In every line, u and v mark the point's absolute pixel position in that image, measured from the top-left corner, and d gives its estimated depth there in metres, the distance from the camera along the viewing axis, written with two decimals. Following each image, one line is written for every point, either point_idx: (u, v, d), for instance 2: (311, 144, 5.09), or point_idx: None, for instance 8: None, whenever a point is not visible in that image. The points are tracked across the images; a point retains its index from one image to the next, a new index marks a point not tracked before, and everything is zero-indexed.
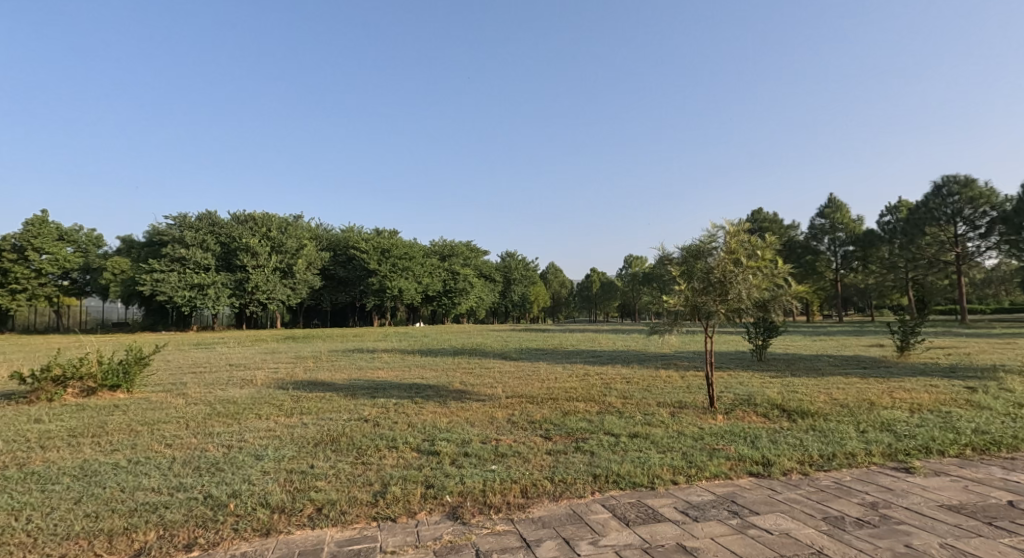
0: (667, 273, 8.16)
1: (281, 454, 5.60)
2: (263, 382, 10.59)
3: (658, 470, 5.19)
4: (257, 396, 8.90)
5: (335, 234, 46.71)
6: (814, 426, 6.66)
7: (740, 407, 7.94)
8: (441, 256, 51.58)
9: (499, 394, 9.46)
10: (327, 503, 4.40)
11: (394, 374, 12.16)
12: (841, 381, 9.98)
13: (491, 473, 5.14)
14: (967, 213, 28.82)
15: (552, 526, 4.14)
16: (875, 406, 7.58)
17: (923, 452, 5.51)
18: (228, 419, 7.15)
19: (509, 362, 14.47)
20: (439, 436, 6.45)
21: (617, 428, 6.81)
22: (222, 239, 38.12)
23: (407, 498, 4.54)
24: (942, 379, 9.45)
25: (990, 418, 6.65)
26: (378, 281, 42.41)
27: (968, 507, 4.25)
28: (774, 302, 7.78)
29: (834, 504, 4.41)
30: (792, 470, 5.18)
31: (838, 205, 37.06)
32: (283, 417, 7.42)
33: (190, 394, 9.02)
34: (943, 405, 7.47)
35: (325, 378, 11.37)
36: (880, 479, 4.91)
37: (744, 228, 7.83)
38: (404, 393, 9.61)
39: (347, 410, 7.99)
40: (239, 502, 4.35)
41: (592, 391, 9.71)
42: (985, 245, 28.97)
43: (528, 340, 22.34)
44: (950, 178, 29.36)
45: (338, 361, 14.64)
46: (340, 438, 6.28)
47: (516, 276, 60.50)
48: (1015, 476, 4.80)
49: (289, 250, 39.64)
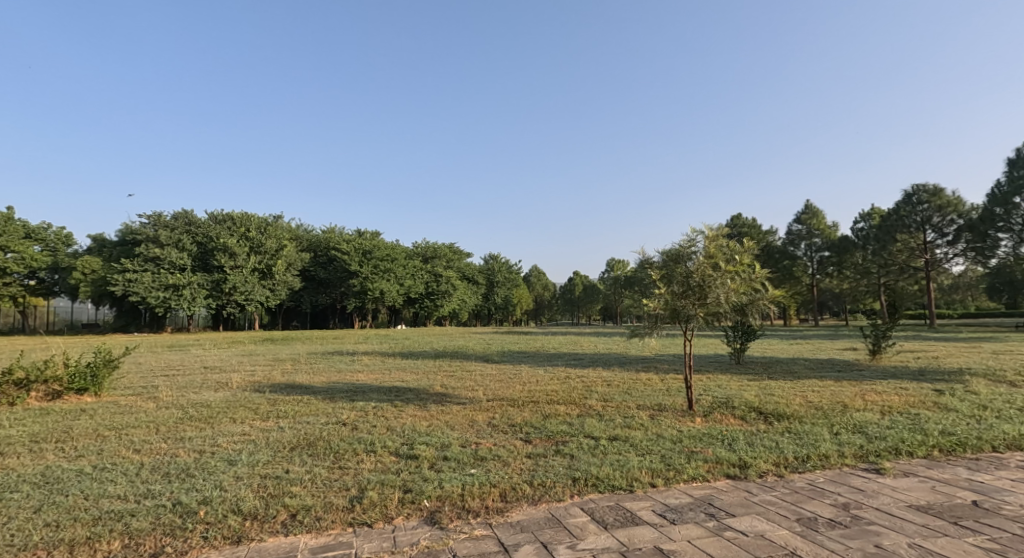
0: (648, 277, 8.21)
1: (255, 459, 5.51)
2: (238, 384, 10.41)
3: (636, 472, 5.22)
4: (231, 399, 8.74)
5: (316, 235, 46.29)
6: (789, 429, 6.74)
7: (718, 411, 7.98)
8: (424, 258, 51.41)
9: (479, 397, 9.41)
10: (301, 509, 4.34)
11: (373, 377, 12.01)
12: (816, 385, 10.10)
13: (470, 477, 5.11)
14: (935, 221, 29.63)
15: (530, 530, 4.13)
16: (848, 408, 7.71)
17: (893, 453, 5.62)
18: (200, 424, 7.01)
19: (489, 365, 14.44)
20: (418, 439, 6.41)
21: (597, 431, 6.83)
22: (198, 239, 37.52)
23: (384, 503, 4.49)
24: (912, 382, 9.62)
25: (957, 420, 6.80)
26: (360, 283, 42.13)
27: (936, 507, 4.34)
28: (752, 305, 7.88)
29: (808, 506, 4.47)
30: (768, 472, 5.25)
31: (814, 211, 37.68)
32: (258, 421, 7.29)
33: (160, 398, 8.81)
34: (913, 408, 7.62)
35: (303, 381, 11.20)
36: (852, 480, 4.99)
37: (723, 233, 7.91)
38: (383, 396, 9.50)
39: (324, 413, 7.88)
40: (209, 509, 4.27)
41: (572, 394, 9.67)
42: (954, 252, 29.62)
43: (510, 342, 22.33)
44: (919, 187, 29.98)
45: (317, 364, 14.46)
46: (317, 443, 6.20)
47: (499, 279, 60.66)
48: (980, 477, 4.91)
49: (268, 250, 39.19)
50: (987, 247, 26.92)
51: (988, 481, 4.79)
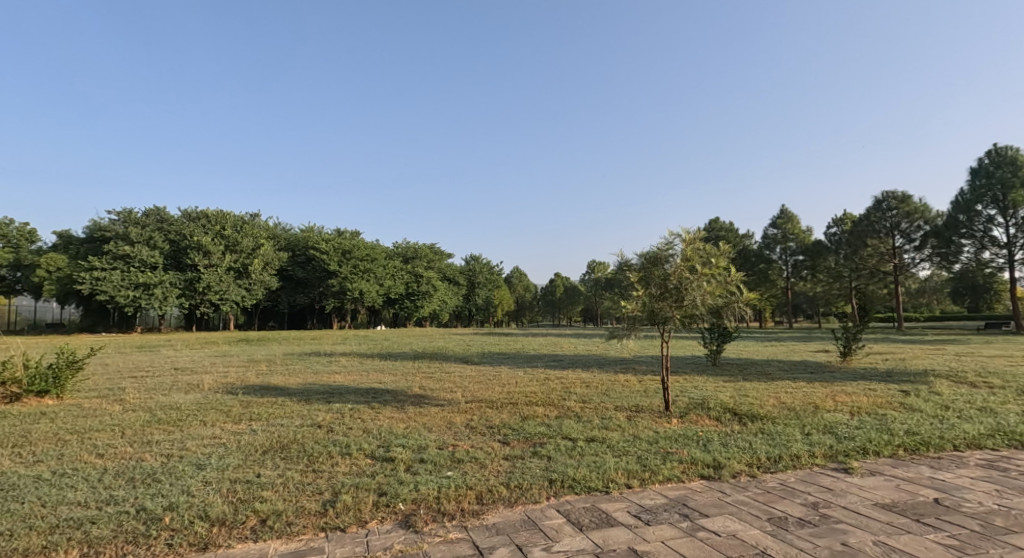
0: (626, 279, 8.25)
1: (225, 462, 5.42)
2: (210, 386, 10.23)
3: (612, 474, 5.23)
4: (202, 401, 8.56)
5: (294, 234, 45.73)
6: (762, 430, 6.84)
7: (694, 411, 8.09)
8: (405, 258, 51.26)
9: (458, 399, 9.40)
10: (272, 514, 4.26)
11: (350, 378, 11.89)
12: (789, 385, 10.29)
13: (447, 479, 5.09)
14: (904, 227, 30.34)
15: (506, 533, 4.11)
16: (819, 409, 7.84)
17: (860, 453, 5.73)
18: (168, 427, 6.86)
19: (469, 366, 14.40)
20: (395, 441, 6.36)
21: (574, 431, 6.88)
22: (171, 237, 36.84)
23: (358, 506, 4.45)
24: (879, 382, 9.89)
25: (922, 420, 6.98)
26: (339, 283, 41.73)
27: (900, 504, 4.43)
28: (728, 307, 7.99)
29: (778, 505, 4.53)
30: (741, 472, 5.31)
31: (789, 215, 38.28)
32: (230, 424, 7.17)
33: (126, 400, 8.59)
34: (879, 408, 7.80)
35: (277, 382, 11.05)
36: (822, 479, 5.07)
37: (699, 236, 7.99)
38: (361, 398, 9.42)
39: (298, 416, 7.76)
40: (175, 515, 4.18)
41: (551, 395, 9.71)
42: (920, 257, 30.19)
43: (491, 344, 22.31)
44: (888, 194, 30.60)
45: (293, 365, 14.31)
46: (290, 446, 6.10)
47: (480, 280, 60.71)
48: (942, 475, 5.02)
49: (244, 249, 38.59)
50: (951, 253, 27.57)
51: (949, 479, 4.91)
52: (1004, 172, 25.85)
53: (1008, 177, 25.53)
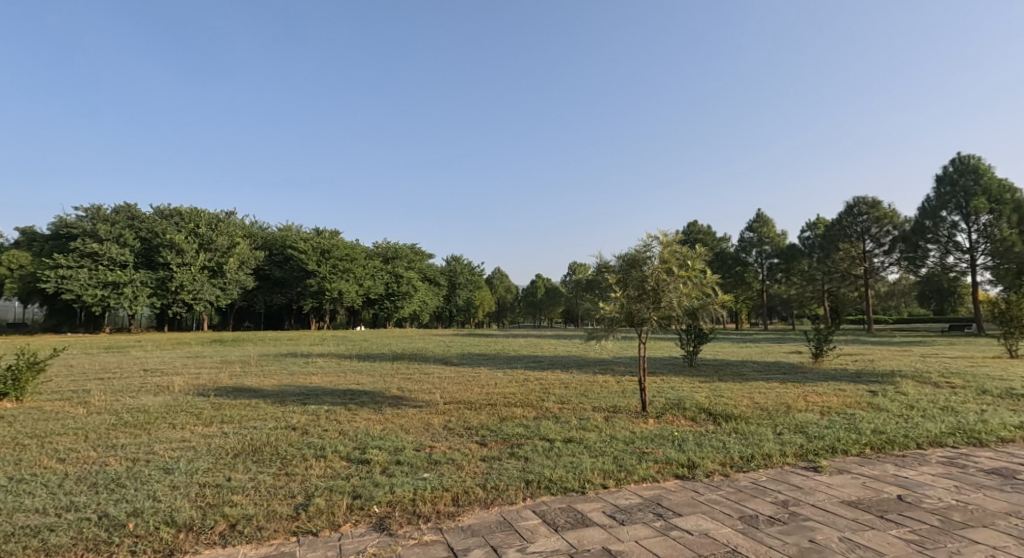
0: (605, 280, 8.29)
1: (194, 467, 5.31)
2: (180, 387, 10.03)
3: (589, 474, 5.26)
4: (171, 404, 8.39)
5: (271, 233, 45.10)
6: (736, 429, 6.94)
7: (670, 411, 8.19)
8: (385, 258, 50.92)
9: (436, 400, 9.36)
10: (242, 519, 4.19)
11: (327, 379, 11.77)
12: (763, 386, 10.46)
13: (423, 481, 5.06)
14: (874, 232, 30.97)
15: (481, 534, 4.11)
16: (791, 409, 7.99)
17: (830, 452, 5.83)
18: (135, 430, 6.72)
19: (447, 367, 14.35)
20: (371, 443, 6.30)
21: (552, 432, 6.89)
22: (142, 234, 36.05)
23: (331, 510, 4.39)
24: (849, 382, 10.11)
25: (889, 419, 7.14)
26: (318, 282, 41.22)
27: (865, 502, 4.53)
28: (703, 310, 8.07)
29: (750, 503, 4.60)
30: (714, 471, 5.38)
31: (765, 219, 38.85)
32: (200, 427, 7.03)
33: (91, 403, 8.37)
34: (849, 407, 7.98)
35: (252, 384, 10.90)
36: (791, 478, 5.16)
37: (676, 239, 8.06)
38: (337, 399, 9.32)
39: (272, 418, 7.65)
40: (140, 521, 4.09)
41: (530, 396, 9.74)
42: (889, 261, 30.98)
43: (471, 345, 22.26)
44: (860, 199, 31.13)
45: (269, 366, 14.11)
46: (263, 448, 6.02)
47: (461, 281, 60.59)
48: (905, 472, 5.15)
49: (219, 247, 37.91)
50: (918, 257, 28.26)
51: (912, 477, 5.04)
52: (967, 180, 26.58)
53: (971, 186, 26.27)
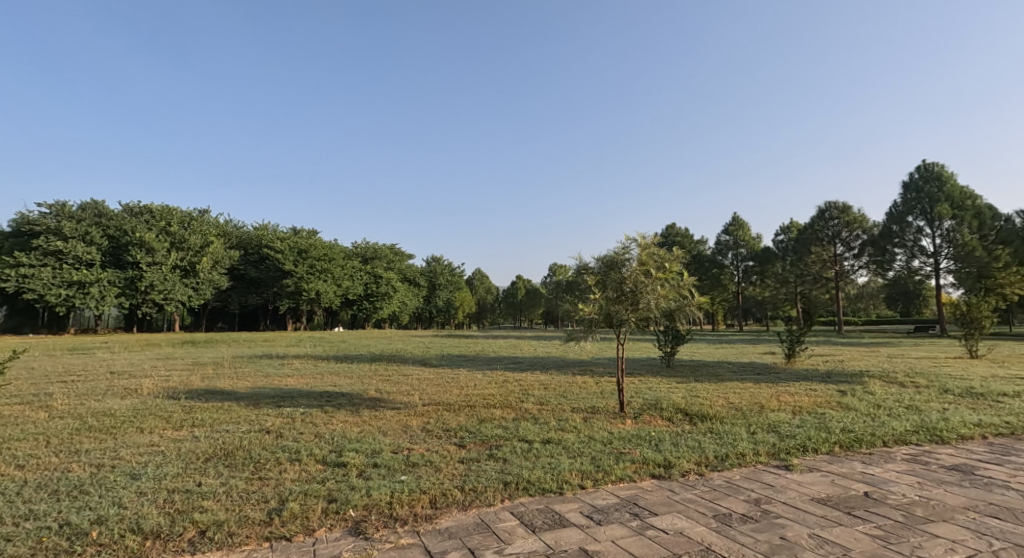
0: (584, 282, 8.34)
1: (162, 472, 5.22)
2: (149, 390, 9.82)
3: (567, 475, 5.29)
4: (139, 407, 8.22)
5: (246, 232, 44.46)
6: (711, 429, 7.04)
7: (647, 412, 8.28)
8: (364, 258, 50.55)
9: (414, 402, 9.33)
10: (212, 525, 4.14)
11: (303, 381, 11.64)
12: (737, 386, 10.62)
13: (400, 483, 5.04)
14: (844, 236, 31.66)
15: (458, 537, 4.11)
16: (764, 409, 8.14)
17: (801, 450, 5.95)
18: (101, 434, 6.58)
19: (425, 368, 14.30)
20: (348, 446, 6.26)
21: (531, 434, 6.91)
22: (109, 232, 35.22)
23: (305, 515, 4.35)
24: (820, 383, 10.33)
25: (858, 418, 7.31)
26: (294, 283, 40.73)
27: (834, 499, 4.64)
28: (680, 311, 8.16)
29: (723, 502, 4.68)
30: (689, 470, 5.45)
31: (740, 222, 39.44)
32: (169, 431, 6.92)
33: (54, 407, 8.15)
34: (820, 407, 8.16)
35: (224, 386, 10.73)
36: (764, 476, 5.26)
37: (654, 241, 8.16)
38: (313, 402, 9.23)
39: (245, 421, 7.55)
40: (103, 529, 4.01)
41: (509, 397, 9.76)
42: (859, 264, 31.73)
43: (450, 346, 22.21)
44: (831, 205, 31.82)
45: (242, 368, 13.90)
46: (235, 452, 5.94)
47: (441, 281, 60.42)
48: (872, 470, 5.28)
49: (191, 246, 37.24)
50: (885, 261, 29.00)
51: (879, 473, 5.17)
52: (931, 187, 27.28)
53: (935, 192, 26.99)
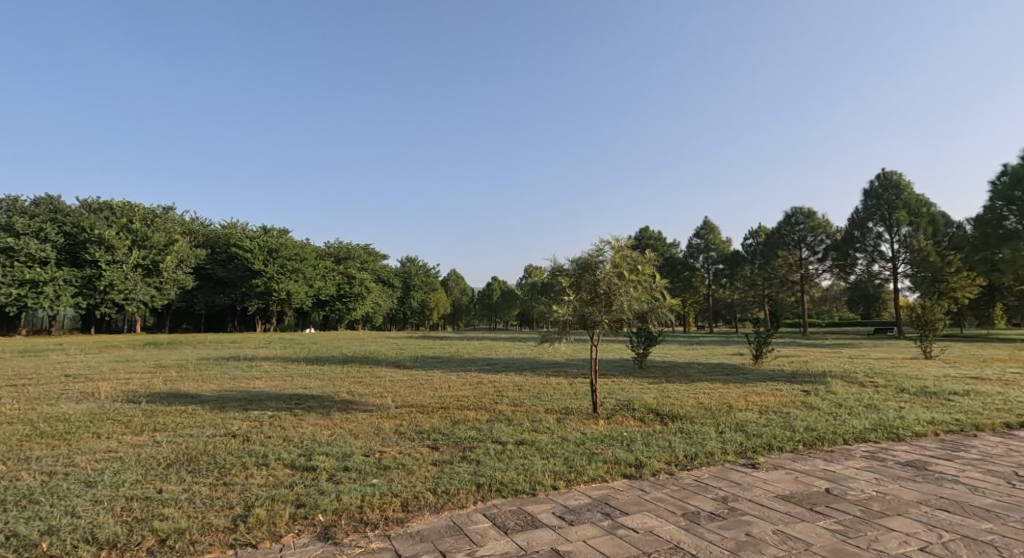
0: (558, 283, 8.41)
1: (120, 479, 5.10)
2: (106, 394, 9.55)
3: (539, 476, 5.33)
4: (96, 412, 7.99)
5: (214, 231, 43.53)
6: (682, 429, 7.16)
7: (620, 412, 8.37)
8: (337, 259, 49.98)
9: (387, 404, 9.26)
10: (173, 533, 4.06)
11: (272, 384, 11.45)
12: (707, 387, 10.80)
13: (371, 487, 5.02)
14: (809, 240, 32.45)
15: (430, 540, 4.11)
16: (732, 408, 8.31)
17: (767, 449, 6.09)
18: (55, 441, 6.39)
19: (398, 370, 14.22)
20: (318, 449, 6.20)
21: (504, 435, 6.94)
22: (66, 229, 34.03)
23: (272, 521, 4.31)
24: (787, 383, 10.57)
25: (822, 417, 7.51)
26: (264, 283, 40.04)
27: (797, 495, 4.77)
28: (652, 313, 8.27)
29: (692, 500, 4.77)
30: (660, 470, 5.54)
31: (711, 226, 40.12)
32: (128, 436, 6.75)
33: (4, 412, 7.87)
34: (786, 406, 8.36)
35: (189, 389, 10.48)
36: (731, 474, 5.38)
37: (627, 244, 8.26)
38: (282, 405, 9.09)
39: (210, 425, 7.42)
40: (54, 540, 3.91)
41: (483, 399, 9.76)
42: (823, 268, 32.60)
43: (425, 348, 22.10)
44: (797, 210, 32.64)
45: (208, 371, 13.59)
46: (199, 457, 5.84)
47: (415, 282, 60.12)
48: (834, 466, 5.45)
49: (154, 244, 36.34)
50: (847, 265, 29.85)
51: (840, 470, 5.34)
52: (890, 195, 28.06)
53: (893, 200, 27.85)
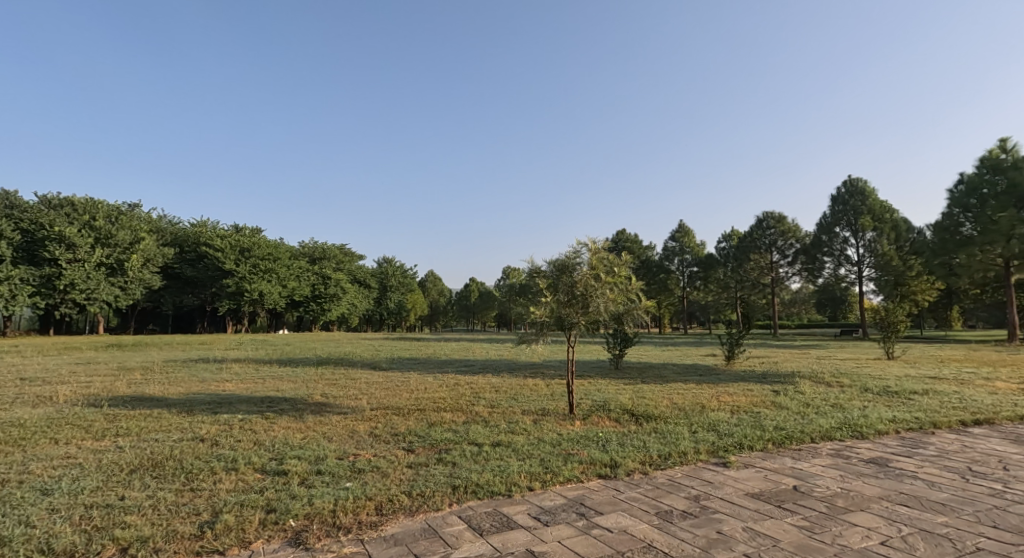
0: (535, 285, 8.45)
1: (80, 486, 4.98)
2: (66, 398, 9.27)
3: (515, 477, 5.34)
4: (54, 417, 7.76)
5: (183, 229, 42.64)
6: (656, 429, 7.25)
7: (596, 413, 8.43)
8: (311, 259, 49.37)
9: (362, 406, 9.18)
10: (136, 541, 3.98)
11: (242, 386, 11.24)
12: (682, 387, 10.93)
13: (345, 490, 4.98)
14: (779, 244, 33.04)
15: (403, 543, 4.10)
16: (705, 408, 8.43)
17: (738, 448, 6.19)
18: (11, 447, 6.20)
19: (373, 372, 14.10)
20: (290, 453, 6.13)
21: (481, 436, 6.94)
22: (24, 226, 32.92)
23: (241, 527, 4.25)
24: (758, 383, 10.76)
25: (792, 416, 7.67)
26: (235, 283, 39.36)
27: (766, 493, 4.86)
28: (628, 314, 8.35)
29: (665, 499, 4.84)
30: (634, 470, 5.60)
31: (686, 229, 40.66)
32: (89, 441, 6.58)
33: None
34: (756, 406, 8.51)
35: (154, 393, 10.23)
36: (703, 474, 5.46)
37: (604, 246, 8.33)
38: (252, 408, 8.94)
39: (177, 429, 7.27)
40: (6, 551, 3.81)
41: (459, 400, 9.75)
42: (792, 271, 33.25)
43: (400, 349, 21.91)
44: (768, 215, 33.23)
45: (175, 374, 13.28)
46: (165, 463, 5.72)
47: (392, 283, 59.68)
48: (802, 464, 5.57)
49: (119, 242, 35.46)
50: (816, 268, 30.49)
51: (808, 468, 5.45)
52: (856, 201, 28.65)
53: (859, 205, 28.49)
